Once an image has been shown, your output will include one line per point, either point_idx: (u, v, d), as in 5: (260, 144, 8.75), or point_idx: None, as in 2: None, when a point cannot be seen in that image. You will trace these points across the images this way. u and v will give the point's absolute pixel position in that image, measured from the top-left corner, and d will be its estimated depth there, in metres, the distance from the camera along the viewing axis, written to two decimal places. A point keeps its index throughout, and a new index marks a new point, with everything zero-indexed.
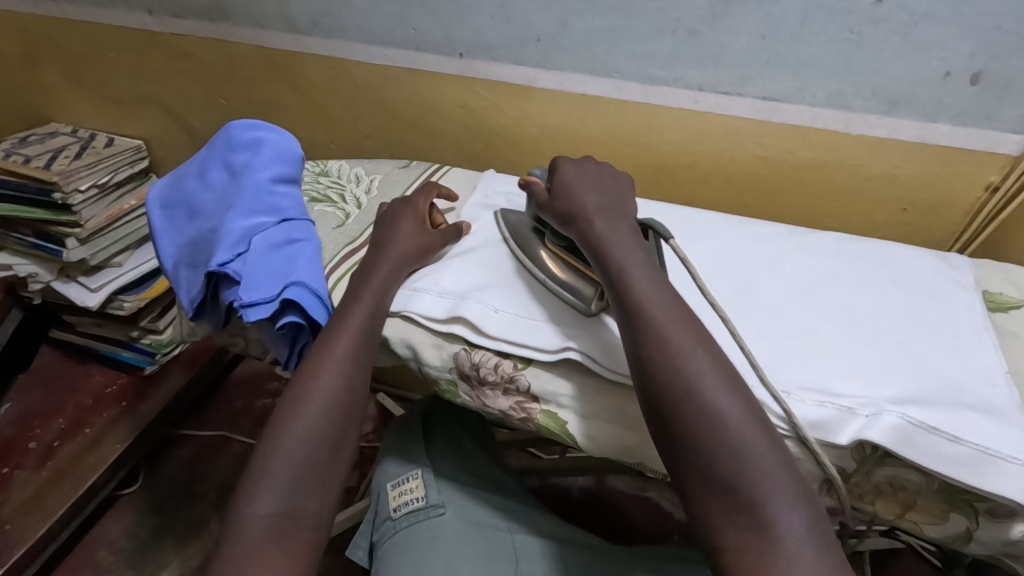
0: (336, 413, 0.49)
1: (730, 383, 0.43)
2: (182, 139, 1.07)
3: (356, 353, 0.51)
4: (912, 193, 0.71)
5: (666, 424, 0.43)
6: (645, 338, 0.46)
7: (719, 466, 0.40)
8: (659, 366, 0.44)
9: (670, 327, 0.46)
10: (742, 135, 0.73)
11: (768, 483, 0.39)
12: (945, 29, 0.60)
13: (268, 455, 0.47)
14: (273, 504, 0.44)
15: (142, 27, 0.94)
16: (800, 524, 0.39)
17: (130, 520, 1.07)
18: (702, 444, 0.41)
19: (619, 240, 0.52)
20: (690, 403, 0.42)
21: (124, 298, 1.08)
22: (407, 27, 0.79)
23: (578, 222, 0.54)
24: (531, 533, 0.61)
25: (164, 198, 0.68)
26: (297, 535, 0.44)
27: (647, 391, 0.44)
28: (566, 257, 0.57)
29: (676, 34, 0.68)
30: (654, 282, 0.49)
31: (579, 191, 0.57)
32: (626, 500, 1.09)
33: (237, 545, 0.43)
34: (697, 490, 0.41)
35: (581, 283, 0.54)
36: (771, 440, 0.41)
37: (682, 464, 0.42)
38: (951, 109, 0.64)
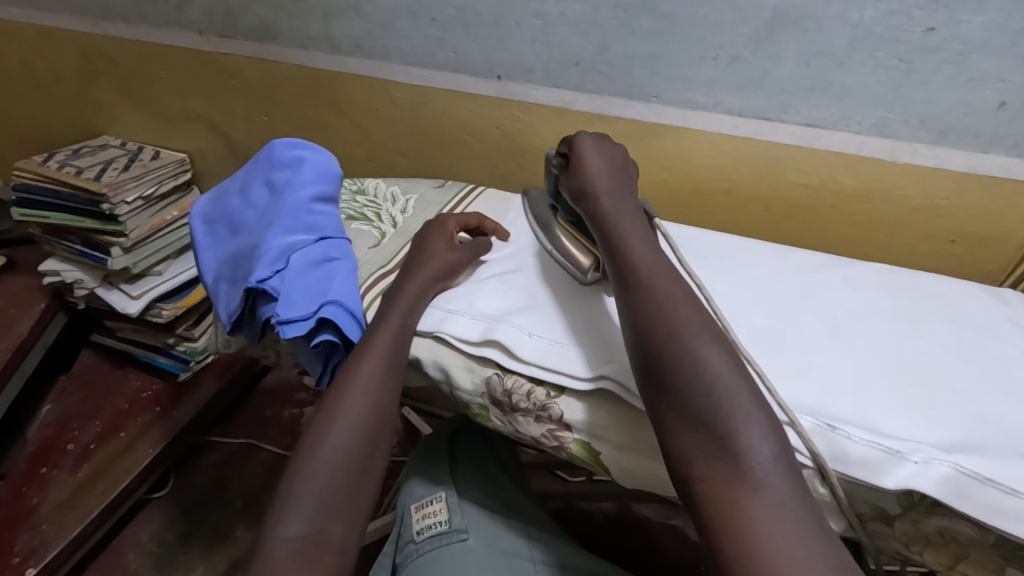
0: (362, 436, 0.49)
1: (711, 329, 0.44)
2: (224, 153, 1.10)
3: (384, 373, 0.51)
4: (963, 225, 0.68)
5: (648, 363, 0.44)
6: (634, 289, 0.48)
7: (692, 399, 0.41)
8: (644, 311, 0.46)
9: (656, 279, 0.48)
10: (781, 162, 0.71)
11: (740, 416, 0.40)
12: (1001, 59, 0.58)
13: (296, 474, 0.47)
14: (301, 526, 0.44)
15: (192, 47, 0.98)
16: (770, 454, 0.38)
17: (159, 523, 1.09)
18: (677, 378, 0.42)
19: (623, 213, 0.54)
20: (670, 341, 0.43)
21: (162, 306, 1.12)
22: (447, 49, 0.80)
23: (587, 202, 0.55)
24: (554, 565, 0.59)
25: (207, 213, 0.69)
26: (321, 558, 0.43)
27: (633, 334, 0.46)
28: (574, 233, 0.61)
29: (717, 60, 0.68)
30: (647, 245, 0.51)
31: (594, 168, 0.57)
32: (652, 527, 1.07)
33: (264, 566, 0.42)
34: (669, 423, 0.42)
35: (580, 254, 0.59)
36: (746, 380, 0.42)
37: (659, 402, 0.42)
38: (1006, 140, 0.62)
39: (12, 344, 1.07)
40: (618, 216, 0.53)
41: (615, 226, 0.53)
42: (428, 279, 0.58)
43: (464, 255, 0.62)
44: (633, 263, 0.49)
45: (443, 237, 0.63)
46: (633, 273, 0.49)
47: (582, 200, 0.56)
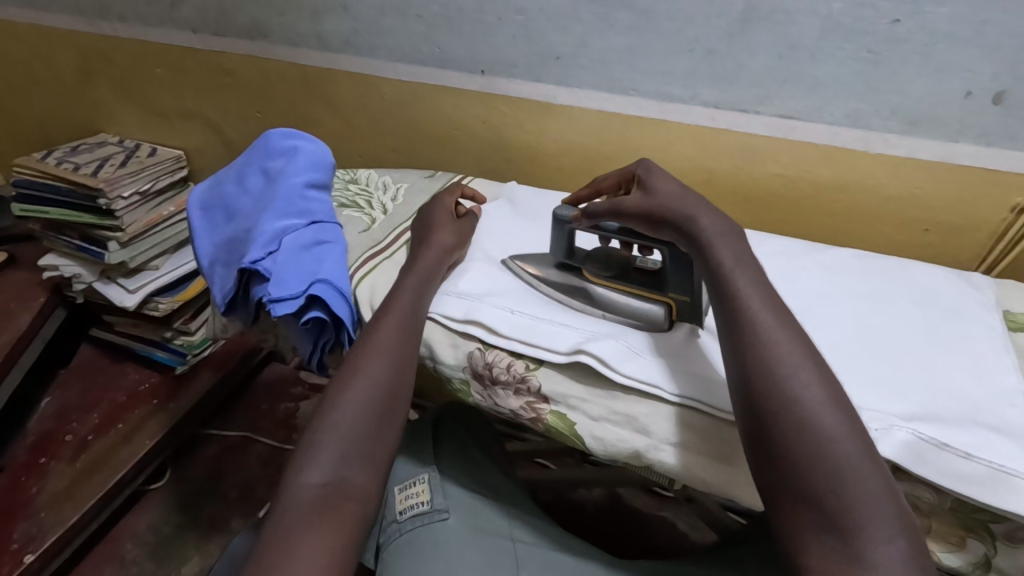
0: (382, 388, 0.50)
1: (838, 404, 0.41)
2: (219, 150, 1.12)
3: (402, 335, 0.53)
4: (936, 215, 0.70)
5: (761, 437, 0.41)
6: (751, 350, 0.43)
7: (813, 484, 0.38)
8: (760, 377, 0.42)
9: (778, 339, 0.43)
10: (759, 153, 0.73)
11: (866, 509, 0.37)
12: (965, 50, 0.60)
13: (320, 426, 0.48)
14: (322, 475, 0.46)
15: (186, 45, 1.00)
16: (898, 557, 0.36)
17: (156, 514, 1.11)
18: (799, 460, 0.39)
19: (726, 245, 0.48)
20: (792, 416, 0.40)
21: (159, 300, 1.13)
22: (432, 45, 0.82)
23: (676, 225, 0.50)
24: (534, 543, 0.61)
25: (204, 199, 0.71)
26: (343, 506, 0.45)
27: (745, 402, 0.42)
28: (618, 284, 0.58)
29: (693, 53, 0.69)
30: (763, 294, 0.46)
31: (684, 192, 0.52)
32: (640, 518, 1.08)
33: (287, 511, 0.44)
34: (781, 504, 0.39)
35: (647, 304, 0.56)
36: (876, 466, 0.38)
37: (770, 479, 0.40)
38: (974, 129, 0.64)
39: (12, 337, 1.09)
40: (722, 251, 0.47)
41: (718, 264, 0.47)
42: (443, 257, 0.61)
43: (458, 230, 0.65)
44: (750, 317, 0.44)
45: (444, 215, 0.66)
46: (749, 328, 0.44)
47: (666, 222, 0.51)
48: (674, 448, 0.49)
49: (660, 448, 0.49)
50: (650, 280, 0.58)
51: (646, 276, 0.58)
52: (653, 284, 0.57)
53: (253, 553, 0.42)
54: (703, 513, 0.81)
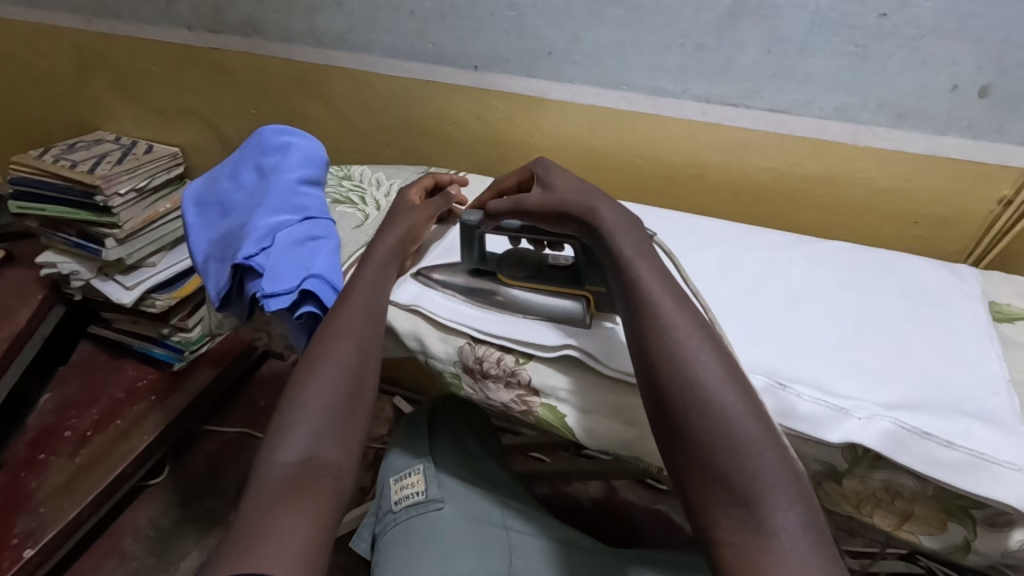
0: (350, 369, 0.51)
1: (737, 382, 0.41)
2: (215, 146, 1.13)
3: (368, 317, 0.54)
4: (924, 207, 0.70)
5: (667, 415, 0.41)
6: (652, 334, 0.44)
7: (718, 462, 0.38)
8: (659, 359, 0.43)
9: (678, 323, 0.44)
10: (750, 147, 0.74)
11: (768, 483, 0.37)
12: (951, 43, 0.60)
13: (290, 408, 0.48)
14: (296, 452, 0.45)
15: (182, 42, 1.00)
16: (798, 523, 0.36)
17: (156, 509, 1.12)
18: (702, 439, 0.39)
19: (627, 234, 0.49)
20: (692, 397, 0.40)
21: (156, 297, 1.13)
22: (426, 41, 0.83)
23: (578, 217, 0.52)
24: (527, 530, 0.62)
25: (198, 196, 0.72)
26: (319, 480, 0.44)
27: (648, 386, 0.43)
28: (538, 286, 0.58)
29: (684, 48, 0.70)
30: (660, 275, 0.47)
31: (574, 185, 0.54)
32: (636, 510, 1.09)
33: (262, 488, 0.43)
34: (688, 483, 0.40)
35: (568, 302, 0.56)
36: (773, 442, 0.39)
37: (678, 459, 0.40)
38: (960, 122, 0.64)
39: (11, 333, 1.10)
40: (624, 240, 0.49)
41: (620, 252, 0.48)
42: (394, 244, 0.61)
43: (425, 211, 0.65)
44: (649, 302, 0.45)
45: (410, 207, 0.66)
46: (649, 314, 0.45)
47: (568, 215, 0.52)
48: None
49: (648, 439, 0.50)
50: (565, 276, 0.58)
51: (561, 272, 0.58)
52: (571, 281, 0.57)
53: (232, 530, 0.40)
54: None
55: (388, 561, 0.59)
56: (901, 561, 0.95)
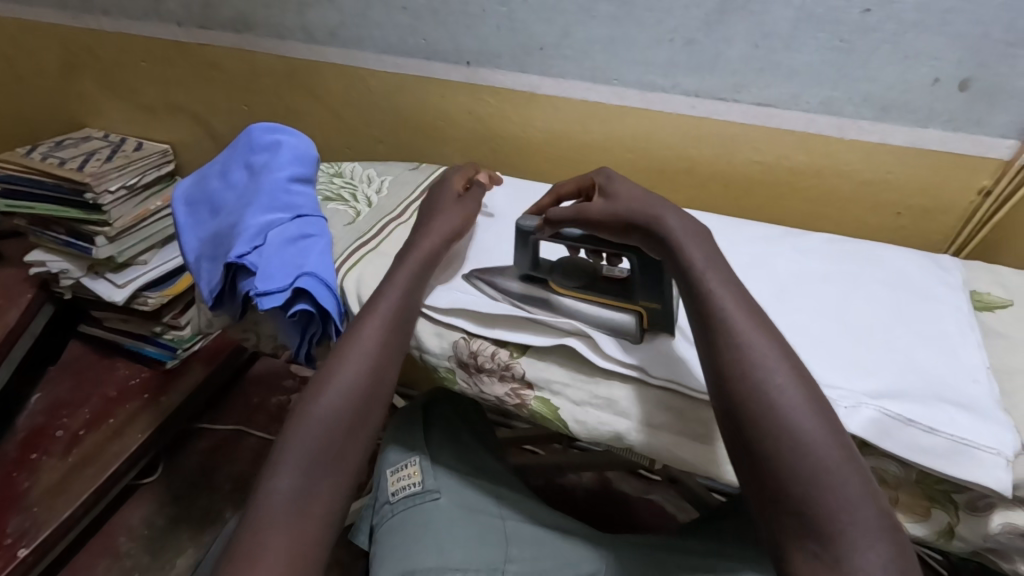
0: (359, 397, 0.51)
1: (817, 407, 0.41)
2: (206, 143, 1.12)
3: (385, 343, 0.54)
4: (907, 198, 0.72)
5: (742, 440, 0.42)
6: (725, 353, 0.44)
7: (795, 492, 0.39)
8: (735, 381, 0.42)
9: (756, 343, 0.43)
10: (738, 141, 0.75)
11: (847, 513, 0.38)
12: (932, 37, 0.62)
13: (293, 434, 0.49)
14: (291, 481, 0.47)
15: (172, 39, 1.00)
16: (879, 561, 0.36)
17: (150, 507, 1.12)
18: (778, 465, 0.40)
19: (698, 244, 0.48)
20: (770, 422, 0.41)
21: (148, 295, 1.12)
22: (418, 36, 0.83)
23: (645, 227, 0.50)
24: (522, 519, 0.63)
25: (188, 196, 0.72)
26: (310, 513, 0.46)
27: (722, 406, 0.43)
28: (589, 296, 0.57)
29: (673, 43, 0.71)
30: (734, 291, 0.46)
31: (639, 195, 0.52)
32: (629, 501, 1.11)
33: (256, 518, 0.45)
34: (767, 509, 0.40)
35: (619, 316, 0.55)
36: (856, 470, 0.39)
37: (752, 486, 0.41)
38: (941, 115, 0.66)
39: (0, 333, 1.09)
40: (694, 252, 0.48)
41: (692, 264, 0.47)
42: (432, 255, 0.59)
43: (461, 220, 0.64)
44: (723, 319, 0.45)
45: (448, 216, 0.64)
46: (725, 333, 0.44)
47: (633, 225, 0.51)
48: (653, 428, 0.51)
49: (639, 430, 0.51)
50: (618, 287, 0.56)
51: (613, 283, 0.57)
52: (624, 291, 0.56)
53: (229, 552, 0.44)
54: (687, 492, 0.83)
55: (386, 552, 0.60)
56: None
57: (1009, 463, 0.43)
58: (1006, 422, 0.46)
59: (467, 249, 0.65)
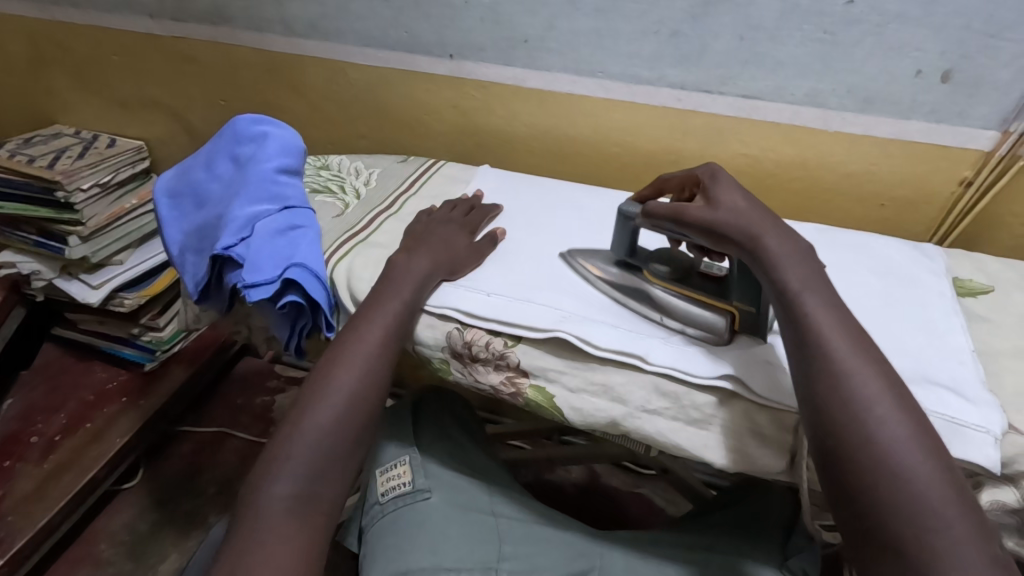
0: (360, 401, 0.51)
1: (922, 441, 0.40)
2: (183, 140, 1.10)
3: (386, 348, 0.54)
4: (890, 190, 0.73)
5: (835, 469, 0.41)
6: (823, 380, 0.43)
7: (895, 529, 0.38)
8: (834, 407, 0.42)
9: (858, 371, 0.42)
10: (724, 133, 0.75)
11: (954, 552, 0.36)
12: (914, 29, 0.62)
13: (293, 435, 0.49)
14: (292, 487, 0.47)
15: (145, 31, 0.97)
16: None
17: (131, 513, 1.09)
18: (877, 496, 0.39)
19: (797, 265, 0.47)
20: (868, 452, 0.40)
21: (124, 295, 1.09)
22: (402, 29, 0.82)
23: (741, 241, 0.48)
24: (514, 516, 0.62)
25: (171, 187, 0.70)
26: (312, 517, 0.47)
27: (817, 432, 0.42)
28: (679, 288, 0.56)
29: (659, 35, 0.71)
30: (833, 313, 0.45)
31: (737, 206, 0.50)
32: (619, 495, 1.11)
33: (256, 524, 0.45)
34: (862, 542, 0.39)
35: (707, 312, 0.54)
36: (967, 509, 0.38)
37: (846, 517, 0.40)
38: (924, 107, 0.67)
39: None
40: (791, 272, 0.46)
41: (787, 285, 0.46)
42: (439, 259, 0.59)
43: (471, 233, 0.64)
44: (823, 345, 0.44)
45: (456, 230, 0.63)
46: (821, 358, 0.43)
47: (729, 238, 0.49)
48: (649, 414, 0.51)
49: (636, 416, 0.51)
50: (714, 286, 0.55)
51: (710, 281, 0.56)
52: (719, 292, 0.55)
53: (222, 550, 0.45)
54: (678, 484, 0.83)
55: (376, 552, 0.59)
56: None
57: (996, 441, 0.44)
58: (992, 402, 0.47)
59: (490, 250, 0.63)
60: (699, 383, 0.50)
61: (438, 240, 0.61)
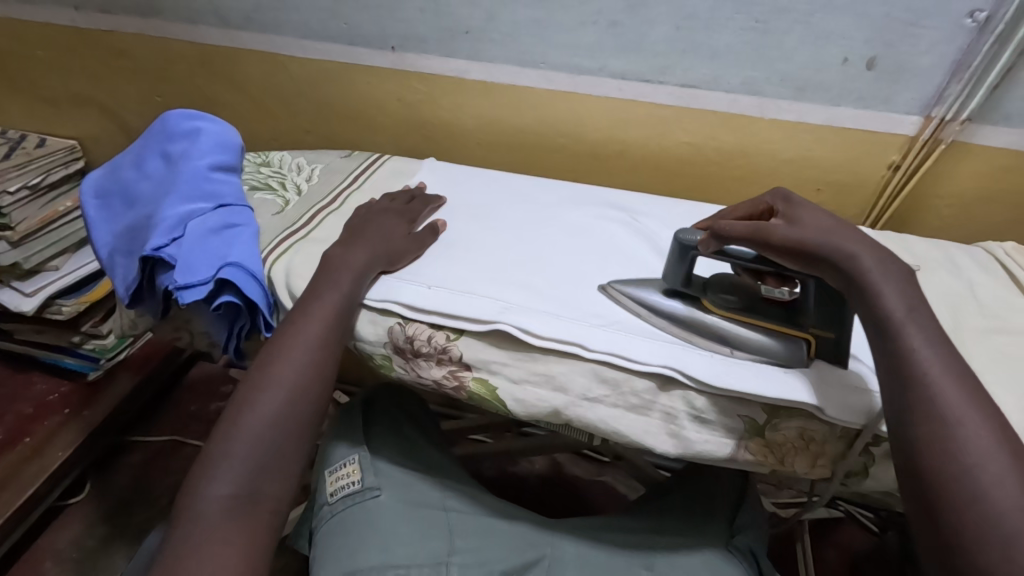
0: (301, 393, 0.50)
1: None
2: (118, 138, 1.05)
3: (326, 339, 0.52)
4: (826, 174, 0.75)
5: (921, 492, 0.39)
6: (915, 399, 0.41)
7: (981, 558, 0.36)
8: (918, 419, 0.41)
9: (948, 384, 0.41)
10: (665, 122, 0.76)
11: None
12: (840, 18, 0.64)
13: (232, 434, 0.47)
14: (231, 487, 0.46)
15: (70, 25, 0.93)
16: None
17: (79, 528, 1.05)
18: (958, 521, 0.37)
19: (896, 289, 0.45)
20: (958, 479, 0.38)
21: (62, 303, 1.04)
22: (340, 21, 0.80)
23: (835, 261, 0.46)
24: (465, 509, 0.62)
25: (99, 187, 0.67)
26: (254, 515, 0.46)
27: (904, 451, 0.41)
28: (747, 318, 0.52)
29: (597, 25, 0.71)
30: (934, 340, 0.43)
31: (824, 228, 0.48)
32: (582, 483, 1.12)
33: (194, 526, 0.44)
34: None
35: (784, 343, 0.51)
36: None
37: (931, 544, 0.38)
38: (852, 93, 0.69)
39: None
40: (891, 299, 0.44)
41: (887, 311, 0.44)
42: (377, 251, 0.58)
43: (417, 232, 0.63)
44: (913, 357, 0.42)
45: (397, 224, 0.63)
46: (911, 368, 0.42)
47: (821, 257, 0.47)
48: (591, 402, 0.52)
49: (578, 404, 0.52)
50: (782, 312, 0.52)
51: (777, 307, 0.53)
52: (788, 317, 0.52)
53: (157, 557, 0.44)
54: (633, 470, 0.84)
55: (323, 553, 0.58)
56: (822, 507, 1.04)
57: None
58: None
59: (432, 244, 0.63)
60: (638, 369, 0.50)
61: (376, 232, 0.60)
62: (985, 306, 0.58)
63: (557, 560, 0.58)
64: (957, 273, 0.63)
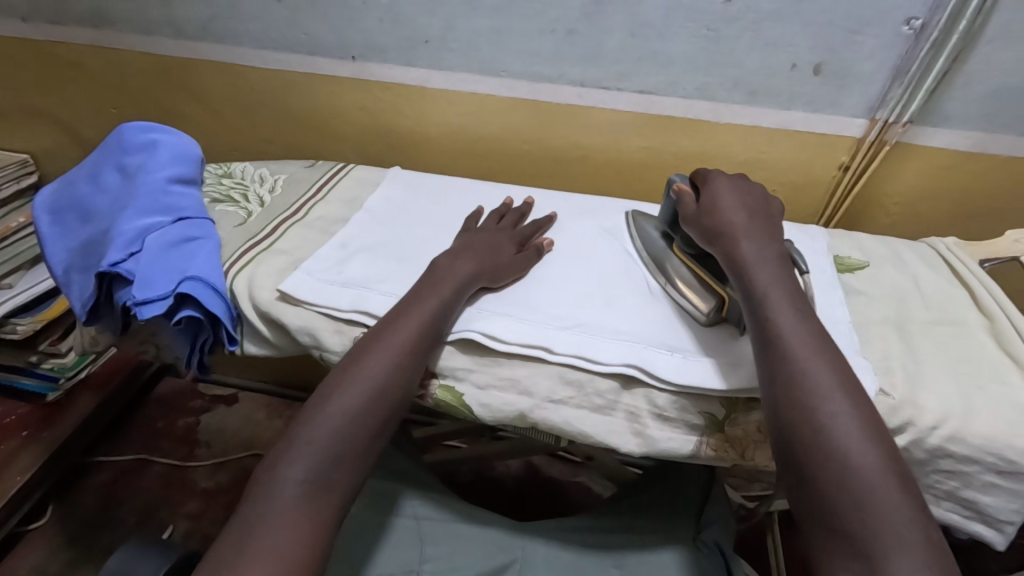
0: (384, 392, 0.48)
1: (872, 432, 0.42)
2: (73, 151, 1.03)
3: (419, 341, 0.51)
4: (780, 175, 0.78)
5: (789, 451, 0.43)
6: (779, 363, 0.45)
7: (835, 504, 0.39)
8: (783, 383, 0.44)
9: (801, 348, 0.45)
10: (626, 127, 0.78)
11: (892, 535, 0.37)
12: (786, 26, 0.67)
13: (315, 419, 0.46)
14: (307, 472, 0.44)
15: (18, 36, 0.90)
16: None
17: (41, 554, 1.02)
18: (819, 476, 0.40)
19: (765, 269, 0.51)
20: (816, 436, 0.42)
21: (18, 321, 0.99)
22: (299, 31, 0.80)
23: (720, 241, 0.54)
24: (438, 517, 0.62)
25: (52, 202, 0.65)
26: (327, 502, 0.44)
27: (773, 415, 0.44)
28: (694, 264, 0.58)
29: (556, 33, 0.73)
30: (795, 311, 0.48)
31: (728, 211, 0.55)
32: (559, 483, 1.13)
33: (270, 505, 0.42)
34: (812, 526, 0.40)
35: (704, 294, 0.56)
36: (904, 491, 0.39)
37: (799, 498, 0.41)
38: (802, 97, 0.72)
39: None
40: (761, 277, 0.50)
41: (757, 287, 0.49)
42: (483, 264, 0.58)
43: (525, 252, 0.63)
44: (777, 326, 0.47)
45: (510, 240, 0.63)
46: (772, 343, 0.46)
47: (710, 235, 0.55)
48: (557, 404, 0.52)
49: (543, 407, 0.52)
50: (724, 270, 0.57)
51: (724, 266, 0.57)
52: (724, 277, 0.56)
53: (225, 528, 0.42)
54: (605, 470, 0.86)
55: None
56: None
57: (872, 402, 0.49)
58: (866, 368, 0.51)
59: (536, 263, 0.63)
60: (601, 369, 0.52)
61: (484, 247, 0.60)
62: (929, 298, 0.61)
63: (529, 563, 0.58)
64: (904, 268, 0.66)
